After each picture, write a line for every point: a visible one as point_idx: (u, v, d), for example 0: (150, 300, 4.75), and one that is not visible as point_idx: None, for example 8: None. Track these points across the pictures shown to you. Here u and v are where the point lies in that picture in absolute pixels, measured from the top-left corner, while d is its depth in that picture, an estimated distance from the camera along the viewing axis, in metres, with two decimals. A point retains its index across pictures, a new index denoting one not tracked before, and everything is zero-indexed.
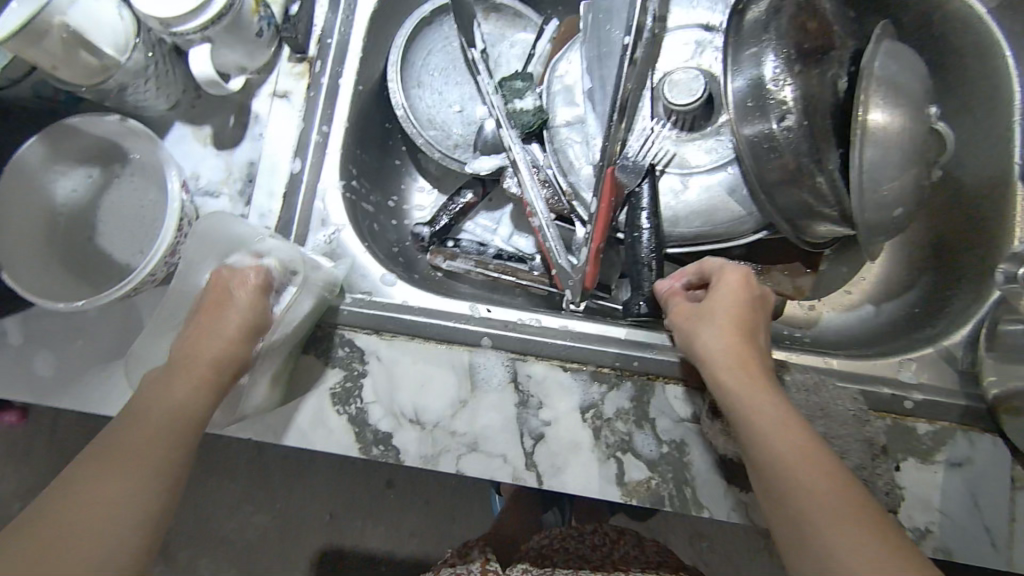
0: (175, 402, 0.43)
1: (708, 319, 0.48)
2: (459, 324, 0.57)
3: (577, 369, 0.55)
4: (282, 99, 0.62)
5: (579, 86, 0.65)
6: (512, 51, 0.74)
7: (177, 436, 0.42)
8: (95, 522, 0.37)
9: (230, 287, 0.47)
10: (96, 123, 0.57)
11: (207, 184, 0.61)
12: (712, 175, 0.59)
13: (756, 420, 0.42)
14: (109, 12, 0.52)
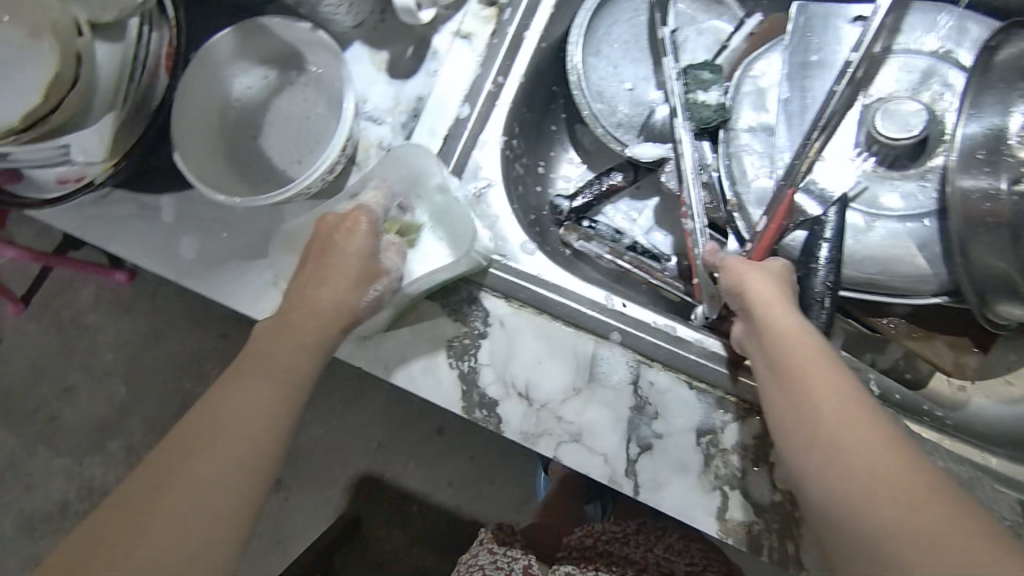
0: (278, 361, 0.45)
1: (758, 270, 0.50)
2: (591, 313, 0.55)
3: (703, 389, 0.52)
4: (465, 40, 0.60)
5: (772, 91, 0.60)
6: (699, 39, 0.69)
7: (280, 390, 0.44)
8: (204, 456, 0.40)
9: (343, 237, 0.49)
10: (288, 28, 0.57)
11: (373, 110, 0.60)
12: (903, 223, 0.53)
13: (800, 357, 0.43)
14: None
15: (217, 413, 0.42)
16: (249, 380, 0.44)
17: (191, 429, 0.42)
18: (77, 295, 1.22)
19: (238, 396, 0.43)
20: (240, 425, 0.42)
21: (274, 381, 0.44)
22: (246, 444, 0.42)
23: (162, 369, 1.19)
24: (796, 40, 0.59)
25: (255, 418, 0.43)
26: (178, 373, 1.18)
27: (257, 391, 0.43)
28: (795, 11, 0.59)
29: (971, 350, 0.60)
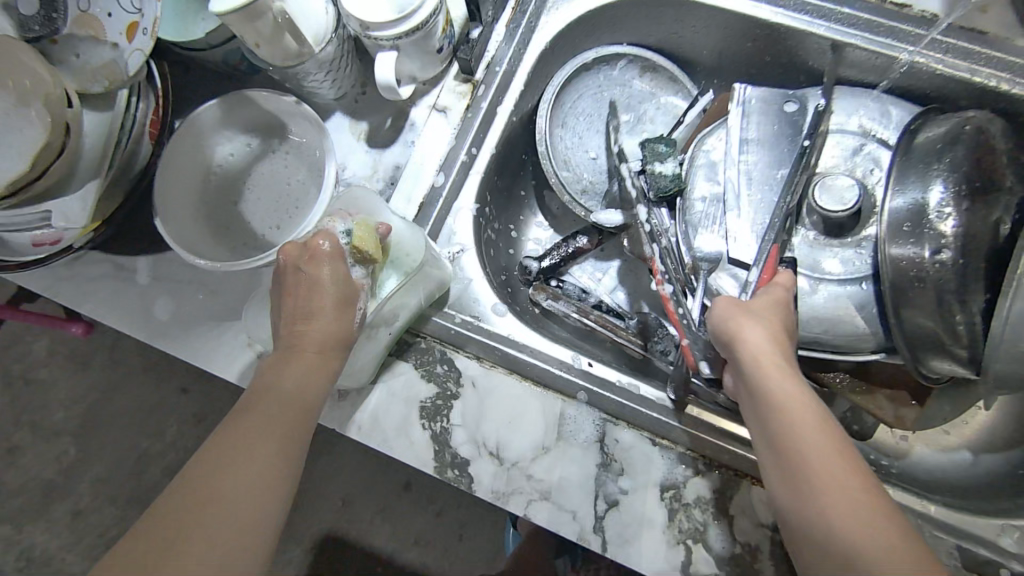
0: (290, 389, 0.47)
1: (747, 312, 0.49)
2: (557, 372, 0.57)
3: (666, 446, 0.55)
4: (441, 113, 0.64)
5: (723, 163, 0.65)
6: (658, 115, 0.75)
7: (291, 414, 0.46)
8: (228, 482, 0.42)
9: (314, 265, 0.48)
10: (273, 99, 0.60)
11: (352, 176, 0.64)
12: (844, 286, 0.58)
13: (793, 406, 0.45)
14: (318, 6, 0.56)
15: (235, 443, 0.44)
16: (262, 412, 0.46)
17: (210, 457, 0.44)
18: (30, 348, 1.19)
19: (255, 427, 0.45)
20: (256, 458, 0.44)
21: (287, 411, 0.46)
22: (264, 475, 0.44)
23: (118, 426, 1.15)
24: (738, 117, 0.65)
25: (270, 452, 0.45)
26: (134, 429, 1.14)
27: (271, 425, 0.46)
28: (736, 94, 0.66)
29: (909, 404, 0.64)
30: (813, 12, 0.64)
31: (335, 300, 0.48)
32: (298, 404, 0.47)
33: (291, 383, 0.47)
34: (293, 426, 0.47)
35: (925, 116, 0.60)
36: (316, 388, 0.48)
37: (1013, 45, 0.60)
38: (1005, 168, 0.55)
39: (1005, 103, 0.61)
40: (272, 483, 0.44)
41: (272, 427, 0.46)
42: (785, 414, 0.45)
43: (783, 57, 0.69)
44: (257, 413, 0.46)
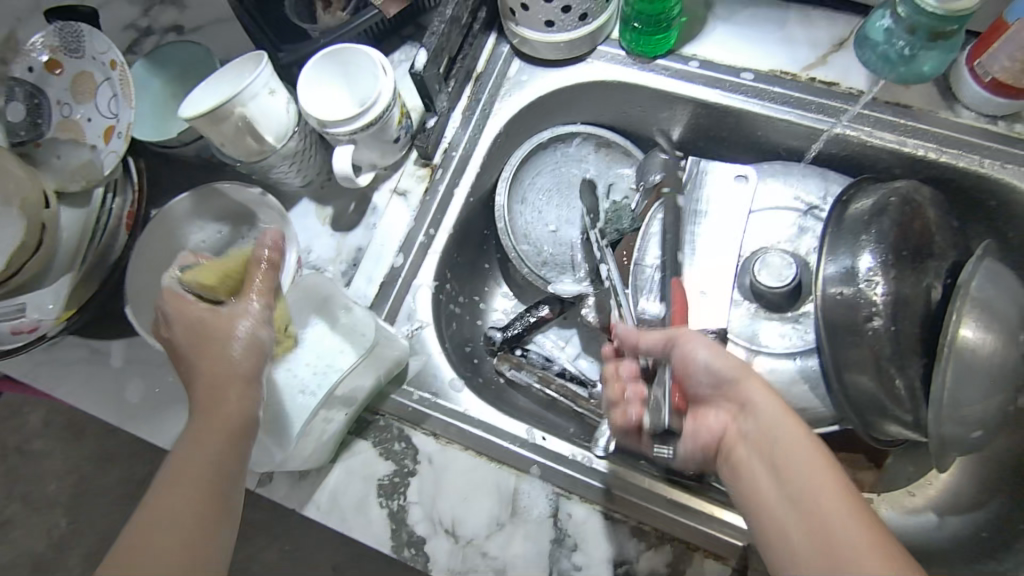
0: (202, 465, 0.44)
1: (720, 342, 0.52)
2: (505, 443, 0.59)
3: (619, 520, 0.55)
4: (401, 196, 0.68)
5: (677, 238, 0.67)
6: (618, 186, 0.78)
7: (205, 491, 0.44)
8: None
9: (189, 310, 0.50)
10: (240, 192, 0.65)
11: (316, 259, 0.68)
12: (780, 359, 0.61)
13: (784, 424, 0.47)
14: (280, 106, 0.59)
15: (135, 549, 0.41)
16: (174, 495, 0.43)
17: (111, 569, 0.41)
18: (25, 421, 1.21)
19: (159, 527, 0.42)
20: (167, 547, 0.42)
21: (201, 490, 0.44)
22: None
23: (105, 499, 1.15)
24: (687, 193, 0.68)
25: (177, 555, 0.42)
26: (120, 501, 1.14)
27: (181, 521, 0.43)
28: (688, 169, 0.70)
29: (865, 467, 0.65)
30: (747, 92, 0.68)
31: (244, 351, 0.48)
32: (211, 478, 0.45)
33: (198, 474, 0.44)
34: (200, 522, 0.43)
35: (858, 183, 0.63)
36: (228, 458, 0.45)
37: (936, 117, 0.64)
38: (936, 234, 0.59)
39: (936, 171, 0.64)
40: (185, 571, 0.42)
41: (176, 528, 0.42)
42: (790, 441, 0.46)
43: (726, 133, 0.72)
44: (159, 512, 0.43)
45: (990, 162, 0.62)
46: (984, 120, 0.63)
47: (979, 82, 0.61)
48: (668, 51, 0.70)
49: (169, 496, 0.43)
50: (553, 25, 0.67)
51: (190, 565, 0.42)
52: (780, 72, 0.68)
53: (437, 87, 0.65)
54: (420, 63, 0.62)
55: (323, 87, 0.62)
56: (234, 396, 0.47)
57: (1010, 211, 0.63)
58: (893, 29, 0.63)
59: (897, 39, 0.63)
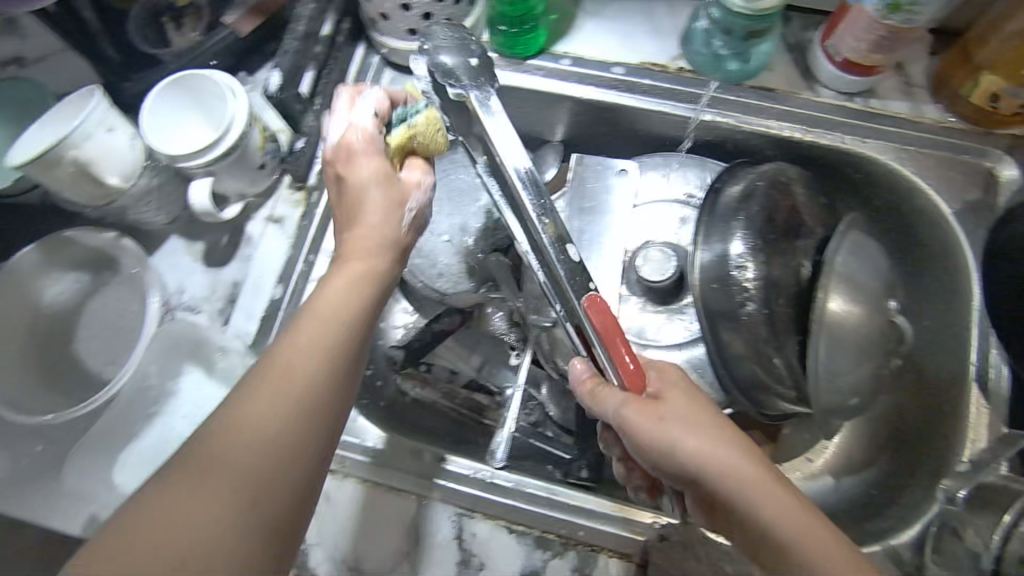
0: (319, 339, 0.45)
1: (670, 418, 0.45)
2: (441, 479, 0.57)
3: (523, 532, 0.56)
4: (276, 224, 0.66)
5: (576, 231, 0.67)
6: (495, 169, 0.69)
7: (332, 351, 0.45)
8: (225, 478, 0.39)
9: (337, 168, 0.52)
10: (92, 237, 0.62)
11: (191, 299, 0.65)
12: (669, 353, 0.62)
13: (754, 493, 0.43)
14: (122, 143, 0.55)
15: (234, 432, 0.40)
16: (285, 377, 0.42)
17: (211, 449, 0.40)
18: None
19: (271, 408, 0.41)
20: (273, 428, 0.41)
21: (326, 364, 0.44)
22: (271, 460, 0.40)
23: None
24: (574, 193, 0.68)
25: (282, 436, 0.41)
26: None
27: (283, 402, 0.42)
28: (572, 165, 0.69)
29: (764, 442, 0.67)
30: (620, 86, 0.67)
31: (369, 251, 0.50)
32: (329, 334, 0.45)
33: (310, 365, 0.43)
34: (319, 406, 0.43)
35: (729, 168, 0.63)
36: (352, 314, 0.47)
37: (798, 98, 0.65)
38: (803, 210, 0.60)
39: (803, 149, 0.66)
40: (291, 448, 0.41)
41: (283, 411, 0.41)
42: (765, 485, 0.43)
43: (608, 129, 0.72)
44: (268, 400, 0.42)
45: (850, 138, 0.64)
46: (842, 97, 0.65)
47: (831, 61, 0.62)
48: (541, 50, 0.68)
49: (278, 366, 0.43)
50: (415, 34, 0.64)
51: (292, 452, 0.41)
52: (651, 64, 0.67)
53: (298, 108, 0.62)
54: (275, 84, 0.60)
55: (170, 119, 0.58)
56: (339, 297, 0.47)
57: (872, 179, 0.65)
58: (711, 29, 0.64)
59: (715, 39, 0.64)
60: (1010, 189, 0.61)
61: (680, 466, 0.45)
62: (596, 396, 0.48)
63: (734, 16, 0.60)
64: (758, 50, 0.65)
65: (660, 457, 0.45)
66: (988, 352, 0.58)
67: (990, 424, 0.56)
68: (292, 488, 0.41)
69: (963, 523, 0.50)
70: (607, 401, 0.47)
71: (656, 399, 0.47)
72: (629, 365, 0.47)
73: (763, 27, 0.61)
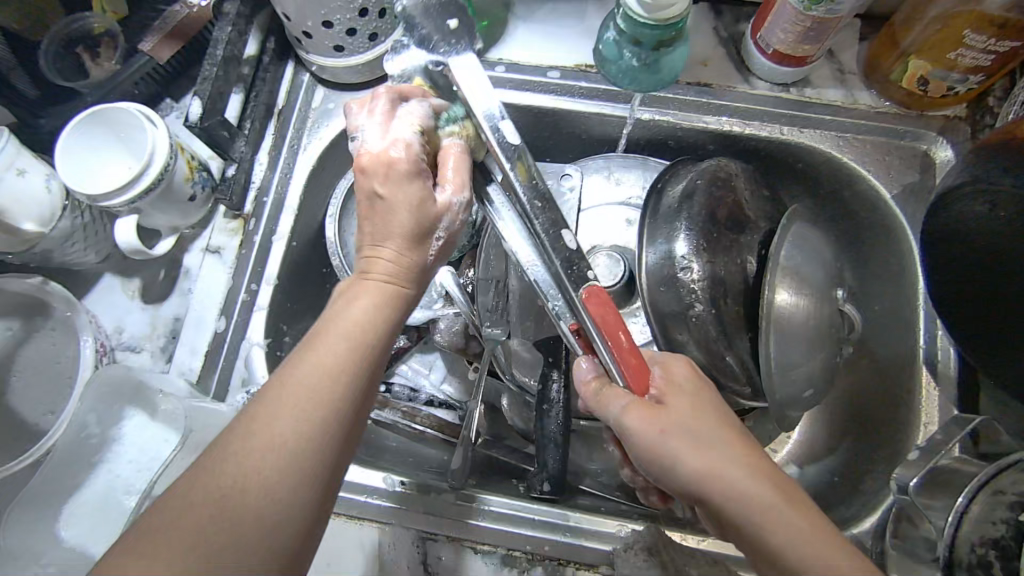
0: (351, 329, 0.41)
1: (676, 432, 0.43)
2: (478, 519, 0.55)
3: (488, 552, 0.55)
4: (214, 255, 0.63)
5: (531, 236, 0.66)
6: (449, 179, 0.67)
7: (359, 355, 0.40)
8: (237, 492, 0.35)
9: (369, 182, 0.45)
10: (16, 283, 0.59)
11: (130, 339, 0.62)
12: None
13: (762, 503, 0.40)
14: (37, 186, 0.55)
15: (256, 437, 0.36)
16: (303, 380, 0.38)
17: (224, 466, 0.35)
18: None
19: (292, 419, 0.37)
20: (292, 440, 0.36)
21: (353, 372, 0.39)
22: (294, 477, 0.36)
23: None
24: None
25: (306, 451, 0.36)
26: None
27: (302, 415, 0.37)
28: None
29: None
30: (557, 90, 0.66)
31: (390, 276, 0.44)
32: (355, 336, 0.41)
33: (339, 366, 0.39)
34: (339, 420, 0.38)
35: (670, 167, 0.63)
36: (378, 317, 0.42)
37: (734, 92, 0.65)
38: (746, 205, 0.59)
39: (743, 142, 0.66)
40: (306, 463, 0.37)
41: (304, 425, 0.37)
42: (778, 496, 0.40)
43: (550, 134, 0.71)
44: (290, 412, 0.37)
45: (787, 128, 0.64)
46: (777, 88, 0.65)
47: (763, 53, 0.62)
48: None
49: (301, 377, 0.38)
50: (342, 50, 0.62)
51: (314, 467, 0.37)
52: (587, 66, 0.66)
53: (225, 135, 0.60)
54: (196, 112, 0.57)
55: (89, 158, 0.57)
56: (361, 308, 0.42)
57: (813, 169, 0.66)
58: (620, 40, 0.61)
59: (624, 49, 0.61)
60: (945, 169, 0.62)
61: (684, 485, 0.42)
62: (599, 400, 0.46)
63: (639, 27, 0.56)
64: (671, 58, 0.61)
65: (662, 474, 0.44)
66: (937, 334, 0.58)
67: (942, 406, 0.57)
68: (314, 506, 0.37)
69: (916, 511, 0.50)
70: (609, 403, 0.45)
71: (659, 406, 0.44)
72: (626, 347, 0.46)
73: (672, 35, 0.57)
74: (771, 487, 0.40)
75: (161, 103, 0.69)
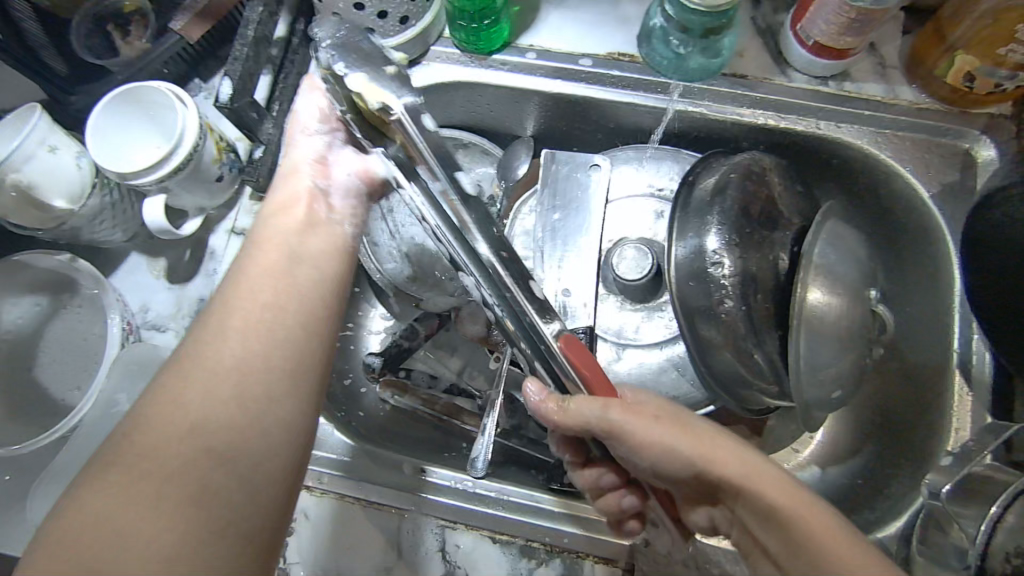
0: (269, 268, 0.45)
1: (659, 416, 0.45)
2: (431, 494, 0.56)
3: (507, 541, 0.55)
4: (239, 237, 0.63)
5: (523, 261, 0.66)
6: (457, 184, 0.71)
7: (274, 287, 0.44)
8: (176, 421, 0.38)
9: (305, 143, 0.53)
10: (46, 259, 0.59)
11: (155, 318, 0.62)
12: (649, 352, 0.62)
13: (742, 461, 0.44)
14: (67, 164, 0.55)
15: (193, 373, 0.40)
16: (230, 316, 0.43)
17: (162, 417, 0.38)
18: None
19: (225, 352, 0.41)
20: (222, 367, 0.40)
21: (274, 304, 0.44)
22: (232, 393, 0.39)
23: None
24: (547, 192, 0.65)
25: (238, 375, 0.40)
26: None
27: (233, 347, 0.41)
28: (544, 161, 0.66)
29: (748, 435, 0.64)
30: (588, 79, 0.65)
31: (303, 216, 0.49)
32: (279, 272, 0.45)
33: (264, 302, 0.43)
34: (275, 345, 0.42)
35: (704, 159, 0.61)
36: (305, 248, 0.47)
37: (769, 84, 0.63)
38: (779, 201, 0.58)
39: (778, 137, 0.64)
40: (246, 384, 0.40)
41: (241, 370, 0.40)
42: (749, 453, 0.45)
43: (579, 123, 0.70)
44: (219, 360, 0.40)
45: (824, 124, 0.62)
46: (815, 82, 0.63)
47: (803, 45, 0.61)
48: (504, 43, 0.66)
49: (226, 311, 0.43)
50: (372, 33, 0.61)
51: (250, 392, 0.40)
52: (618, 54, 0.65)
53: (254, 117, 0.60)
54: (226, 93, 0.56)
55: (119, 137, 0.57)
56: (272, 268, 0.45)
57: (849, 166, 0.64)
58: (668, 26, 0.62)
59: (671, 37, 0.62)
60: (988, 170, 0.60)
61: (674, 462, 0.45)
62: (567, 411, 0.45)
63: (686, 14, 0.57)
64: (718, 47, 0.63)
65: (660, 456, 0.45)
66: (972, 339, 0.57)
67: (976, 412, 0.55)
68: (263, 421, 0.40)
69: (947, 517, 0.49)
70: (582, 417, 0.44)
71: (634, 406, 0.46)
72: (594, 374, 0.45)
73: (721, 22, 0.58)
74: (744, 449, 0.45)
75: (189, 83, 0.68)
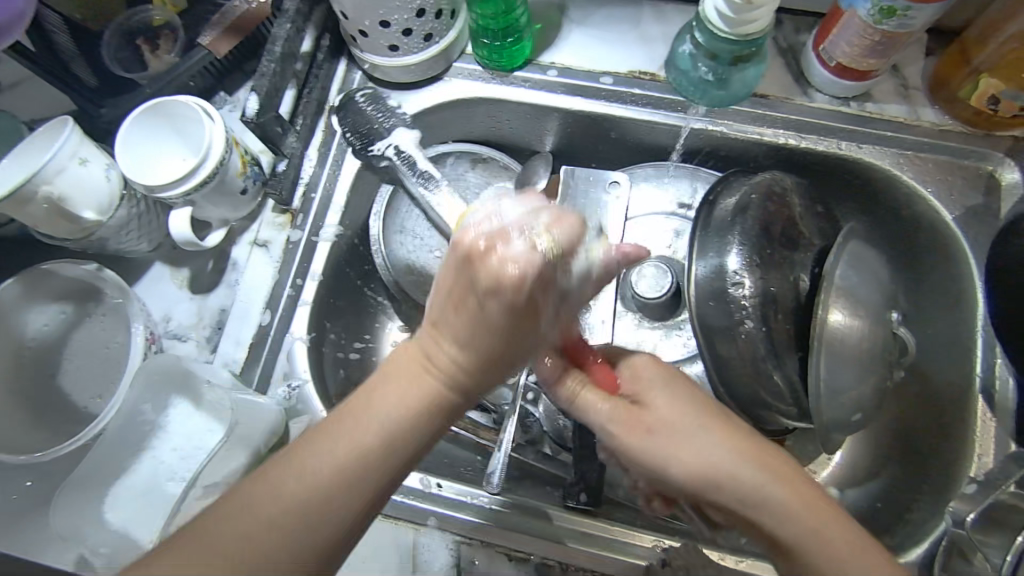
0: (383, 426, 0.40)
1: (654, 431, 0.45)
2: (435, 506, 0.56)
3: (522, 559, 0.54)
4: (261, 248, 0.64)
5: None
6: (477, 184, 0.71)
7: (376, 453, 0.39)
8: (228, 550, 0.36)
9: (477, 272, 0.40)
10: (72, 269, 0.60)
11: (176, 328, 0.63)
12: None
13: (741, 469, 0.43)
14: (97, 176, 0.56)
15: (259, 485, 0.38)
16: (327, 444, 0.39)
17: (221, 524, 0.37)
18: None
19: (302, 482, 0.38)
20: (292, 505, 0.37)
21: (367, 463, 0.39)
22: (292, 535, 0.37)
23: None
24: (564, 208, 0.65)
25: (304, 516, 0.37)
26: None
27: (311, 486, 0.38)
28: (563, 173, 0.66)
29: None
30: (608, 96, 0.65)
31: (439, 369, 0.42)
32: (395, 444, 0.40)
33: (363, 449, 0.39)
34: (348, 496, 0.38)
35: (724, 177, 0.61)
36: (418, 412, 0.41)
37: (791, 104, 0.63)
38: (800, 222, 0.57)
39: (797, 156, 0.64)
40: (303, 531, 0.37)
41: (293, 510, 0.37)
42: (751, 456, 0.44)
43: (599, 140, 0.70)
44: (293, 488, 0.38)
45: (845, 144, 0.62)
46: (837, 102, 0.63)
47: (826, 66, 0.61)
48: (525, 61, 0.67)
49: (332, 432, 0.39)
50: (396, 50, 0.62)
51: (307, 541, 0.37)
52: (639, 72, 0.66)
53: (278, 131, 0.61)
54: (252, 108, 0.58)
55: (148, 149, 0.58)
56: (392, 412, 0.40)
57: (870, 187, 0.64)
58: (697, 52, 0.61)
59: (699, 63, 0.61)
60: (1012, 193, 0.59)
61: (669, 475, 0.45)
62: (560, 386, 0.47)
63: (717, 39, 0.57)
64: (748, 74, 0.61)
65: (652, 471, 0.45)
66: (995, 364, 0.57)
67: (999, 439, 0.55)
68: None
69: (970, 547, 0.49)
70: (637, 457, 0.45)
71: (632, 406, 0.46)
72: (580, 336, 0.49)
73: (750, 50, 0.58)
74: (760, 471, 0.43)
75: (215, 95, 0.70)
